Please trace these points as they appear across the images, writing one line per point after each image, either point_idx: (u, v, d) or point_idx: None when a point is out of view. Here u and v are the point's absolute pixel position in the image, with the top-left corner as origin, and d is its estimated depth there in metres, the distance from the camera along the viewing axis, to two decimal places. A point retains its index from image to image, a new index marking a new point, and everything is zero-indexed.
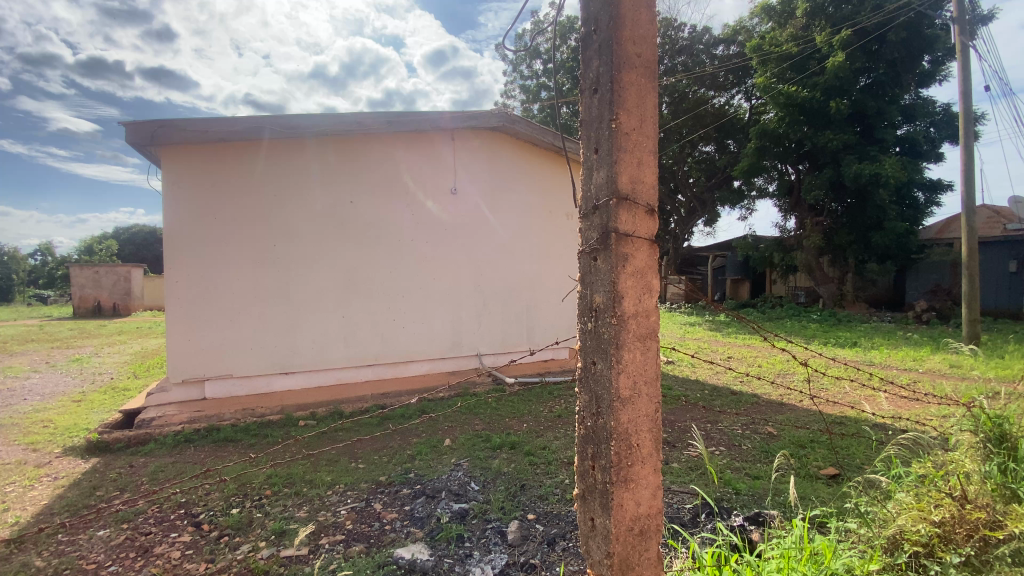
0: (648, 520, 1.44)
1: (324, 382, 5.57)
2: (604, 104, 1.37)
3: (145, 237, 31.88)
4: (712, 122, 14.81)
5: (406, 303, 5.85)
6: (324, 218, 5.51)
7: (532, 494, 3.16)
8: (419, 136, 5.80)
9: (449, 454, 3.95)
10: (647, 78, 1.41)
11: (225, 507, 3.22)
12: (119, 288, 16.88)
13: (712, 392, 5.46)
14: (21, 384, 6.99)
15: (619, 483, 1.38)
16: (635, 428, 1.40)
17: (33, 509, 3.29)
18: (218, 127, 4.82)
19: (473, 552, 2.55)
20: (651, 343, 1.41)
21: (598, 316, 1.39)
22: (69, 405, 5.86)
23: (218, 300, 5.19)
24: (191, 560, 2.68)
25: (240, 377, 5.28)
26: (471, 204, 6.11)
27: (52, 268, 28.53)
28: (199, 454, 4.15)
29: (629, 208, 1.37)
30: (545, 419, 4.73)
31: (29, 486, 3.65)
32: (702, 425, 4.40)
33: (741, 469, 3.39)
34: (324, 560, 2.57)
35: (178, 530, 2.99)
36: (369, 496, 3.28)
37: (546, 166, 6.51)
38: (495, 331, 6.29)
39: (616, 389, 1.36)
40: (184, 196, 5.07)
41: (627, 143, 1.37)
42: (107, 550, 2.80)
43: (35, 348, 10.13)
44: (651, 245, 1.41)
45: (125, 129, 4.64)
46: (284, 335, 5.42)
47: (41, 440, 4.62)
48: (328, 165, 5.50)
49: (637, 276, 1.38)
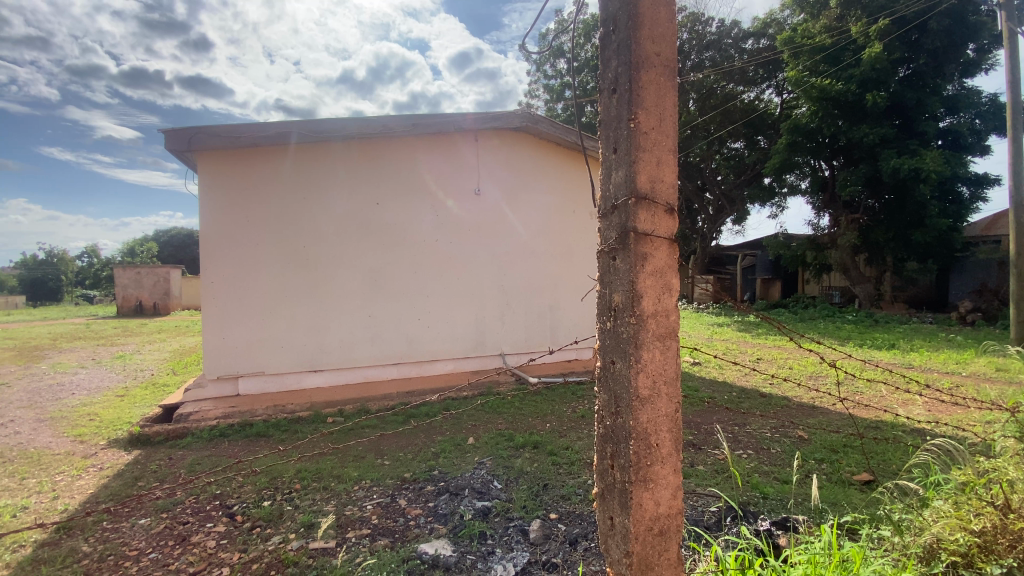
0: (668, 520, 1.43)
1: (352, 380, 5.69)
2: (623, 103, 1.38)
3: (184, 239, 33.24)
4: (741, 118, 14.45)
5: (430, 303, 5.93)
6: (349, 221, 5.63)
7: (555, 494, 3.17)
8: (442, 137, 5.87)
9: (473, 453, 3.99)
10: (667, 77, 1.40)
11: (258, 500, 3.34)
12: (159, 288, 17.57)
13: (740, 394, 5.35)
14: (69, 379, 7.41)
15: (639, 483, 1.38)
16: (656, 428, 1.39)
17: (78, 498, 3.47)
18: (249, 131, 4.97)
19: (496, 549, 2.58)
20: (672, 342, 1.41)
21: (617, 315, 1.39)
22: (113, 400, 6.17)
23: (250, 299, 5.37)
24: (225, 550, 2.79)
25: (272, 374, 5.45)
26: (494, 204, 6.14)
27: (98, 270, 30.19)
28: (233, 447, 4.31)
29: (648, 207, 1.37)
30: (568, 419, 4.73)
31: (76, 475, 3.87)
32: (729, 428, 4.32)
33: (769, 474, 3.32)
34: (351, 553, 2.64)
35: (214, 520, 3.12)
36: (394, 493, 3.35)
37: (569, 165, 6.49)
38: (519, 331, 6.31)
39: (635, 389, 1.36)
40: (218, 199, 5.25)
41: (646, 142, 1.37)
42: (148, 538, 2.94)
43: (82, 345, 10.72)
44: (671, 244, 1.40)
45: (165, 135, 4.85)
46: (313, 333, 5.56)
47: (86, 432, 4.88)
48: (354, 169, 5.62)
49: (657, 276, 1.37)
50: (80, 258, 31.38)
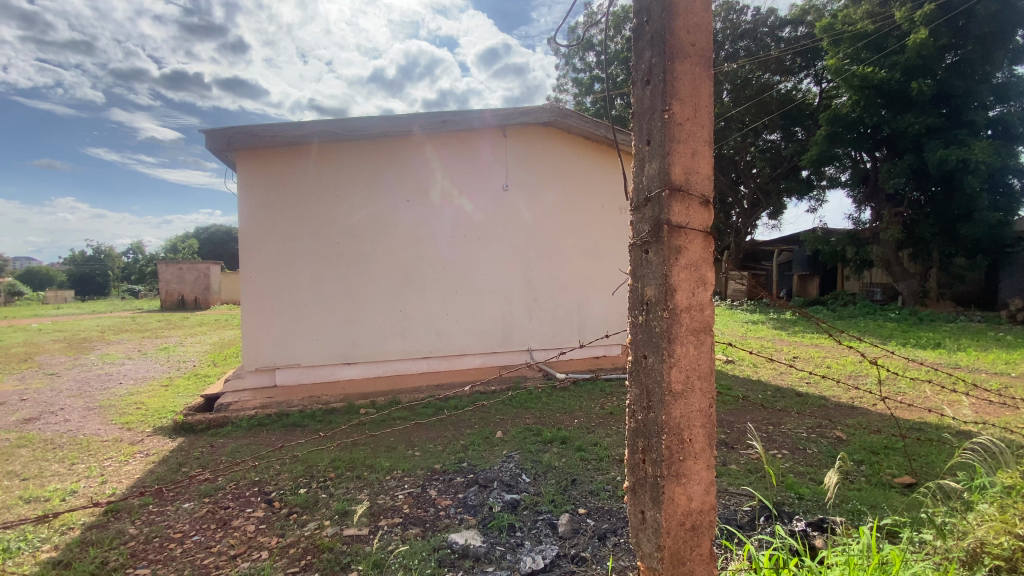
0: (700, 515, 1.41)
1: (383, 373, 5.82)
2: (657, 93, 1.36)
3: (223, 236, 34.43)
4: (778, 109, 13.98)
5: (459, 299, 6.00)
6: (380, 217, 5.73)
7: (584, 489, 3.17)
8: (470, 134, 5.90)
9: (501, 446, 4.03)
10: (702, 67, 1.38)
11: (294, 487, 3.46)
12: (200, 283, 18.27)
13: (775, 393, 5.23)
14: (117, 369, 7.80)
15: (671, 477, 1.37)
16: (688, 423, 1.38)
17: (126, 482, 3.67)
18: (286, 130, 5.10)
19: (525, 541, 2.60)
20: (707, 336, 1.39)
21: (649, 309, 1.38)
22: (157, 389, 6.48)
23: (286, 294, 5.53)
24: (264, 534, 2.91)
25: (307, 366, 5.62)
26: (522, 200, 6.14)
27: (143, 265, 31.64)
28: (270, 437, 4.47)
29: (682, 199, 1.35)
30: (597, 415, 4.71)
31: (125, 460, 4.09)
32: (763, 427, 4.22)
33: (804, 474, 3.23)
34: (383, 541, 2.71)
35: (253, 505, 3.26)
36: (424, 483, 3.42)
37: (598, 159, 6.43)
38: (546, 326, 6.32)
39: (668, 383, 1.35)
40: (255, 196, 5.42)
41: (681, 133, 1.35)
42: (191, 521, 3.09)
43: (129, 337, 11.25)
44: (706, 236, 1.38)
45: (206, 136, 5.02)
46: (346, 327, 5.71)
47: (134, 420, 5.14)
48: (385, 166, 5.71)
49: (691, 269, 1.35)
50: (125, 254, 32.99)
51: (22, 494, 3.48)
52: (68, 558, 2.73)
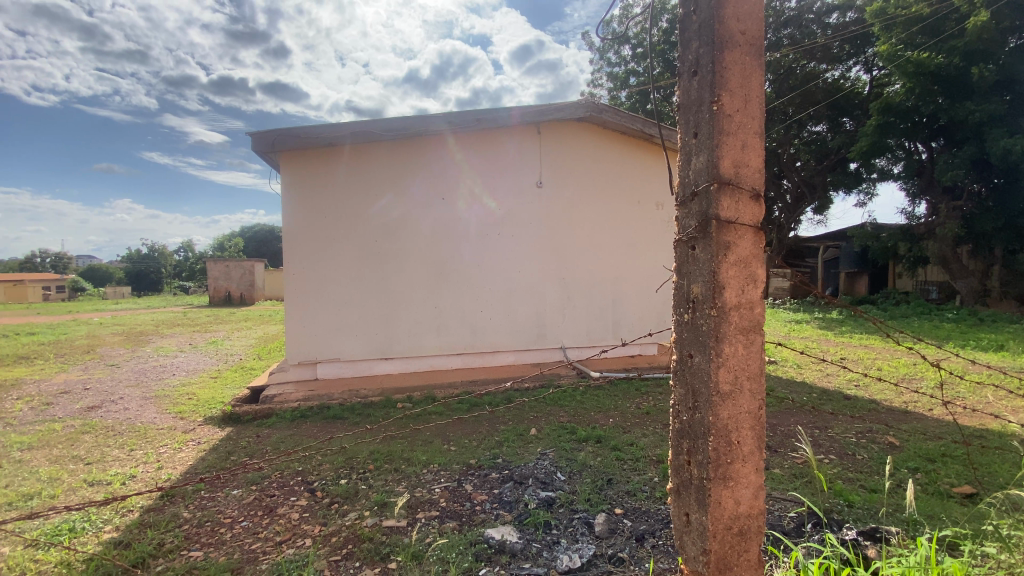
0: (748, 520, 1.37)
1: (419, 368, 5.93)
2: (705, 85, 1.32)
3: (266, 235, 35.72)
4: (824, 99, 13.42)
5: (492, 296, 6.03)
6: (416, 215, 5.82)
7: (620, 489, 3.13)
8: (504, 130, 5.90)
9: (535, 444, 4.02)
10: (753, 56, 1.33)
11: (335, 477, 3.57)
12: (245, 280, 19.01)
13: (820, 396, 5.01)
14: (171, 362, 8.22)
15: (718, 480, 1.33)
16: (737, 425, 1.34)
17: (180, 468, 3.87)
18: (327, 131, 5.23)
19: (561, 539, 2.59)
20: (756, 336, 1.34)
21: (696, 307, 1.34)
22: (207, 381, 6.80)
23: (327, 290, 5.69)
24: (308, 522, 3.01)
25: (346, 360, 5.78)
26: (557, 197, 6.11)
27: (193, 263, 33.18)
28: (312, 428, 4.62)
29: (732, 193, 1.31)
30: (632, 415, 4.65)
31: (178, 448, 4.32)
32: (809, 430, 4.06)
33: (854, 481, 3.08)
34: (421, 533, 2.76)
35: (297, 494, 3.38)
36: (460, 477, 3.46)
37: (634, 154, 6.33)
38: (581, 324, 6.27)
39: (715, 384, 1.31)
40: (298, 195, 5.59)
41: (731, 125, 1.31)
42: (240, 507, 3.23)
43: (180, 331, 11.81)
44: (757, 232, 1.33)
45: (252, 138, 5.19)
46: (383, 323, 5.83)
47: (186, 410, 5.42)
48: (420, 165, 5.79)
49: (740, 266, 1.31)
50: (177, 253, 34.73)
51: (87, 477, 3.72)
52: (128, 539, 2.90)
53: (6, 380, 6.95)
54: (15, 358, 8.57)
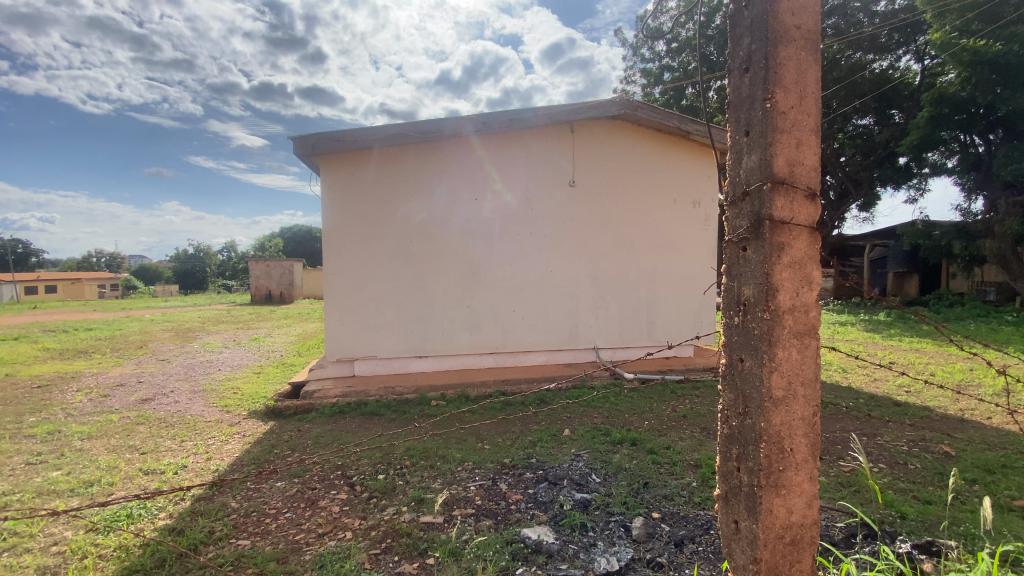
0: (802, 530, 1.33)
1: (452, 367, 6.01)
2: (758, 82, 1.28)
3: (304, 236, 36.84)
4: (871, 90, 12.74)
5: (525, 296, 6.04)
6: (450, 215, 5.88)
7: (657, 493, 3.09)
8: (537, 129, 5.89)
9: (569, 444, 4.01)
10: (809, 50, 1.29)
11: (373, 472, 3.65)
12: (285, 279, 19.66)
13: (868, 402, 4.78)
14: (217, 357, 8.58)
15: (770, 488, 1.30)
16: (790, 431, 1.30)
17: (227, 460, 4.04)
18: (365, 133, 5.35)
19: (598, 542, 2.58)
20: (811, 340, 1.30)
21: (747, 310, 1.31)
22: (250, 376, 7.07)
23: (364, 290, 5.82)
24: (348, 515, 3.09)
25: (382, 358, 5.90)
26: (590, 195, 6.06)
27: (235, 262, 34.58)
28: (350, 424, 4.74)
29: (786, 192, 1.27)
30: (668, 418, 4.57)
31: (225, 440, 4.51)
32: (857, 436, 3.90)
33: (907, 492, 2.94)
34: (458, 530, 2.80)
35: (337, 488, 3.47)
36: (495, 476, 3.48)
37: (670, 152, 6.22)
38: (614, 324, 6.22)
39: (768, 389, 1.27)
40: (336, 197, 5.72)
41: (785, 122, 1.27)
42: (284, 499, 3.35)
43: (224, 328, 12.32)
44: (812, 233, 1.29)
45: (294, 142, 5.35)
46: (418, 322, 5.92)
47: (231, 404, 5.65)
48: (454, 165, 5.84)
49: (795, 267, 1.27)
50: (221, 253, 36.24)
51: (143, 466, 3.94)
52: (181, 526, 3.04)
53: (68, 372, 7.41)
54: (76, 352, 9.13)
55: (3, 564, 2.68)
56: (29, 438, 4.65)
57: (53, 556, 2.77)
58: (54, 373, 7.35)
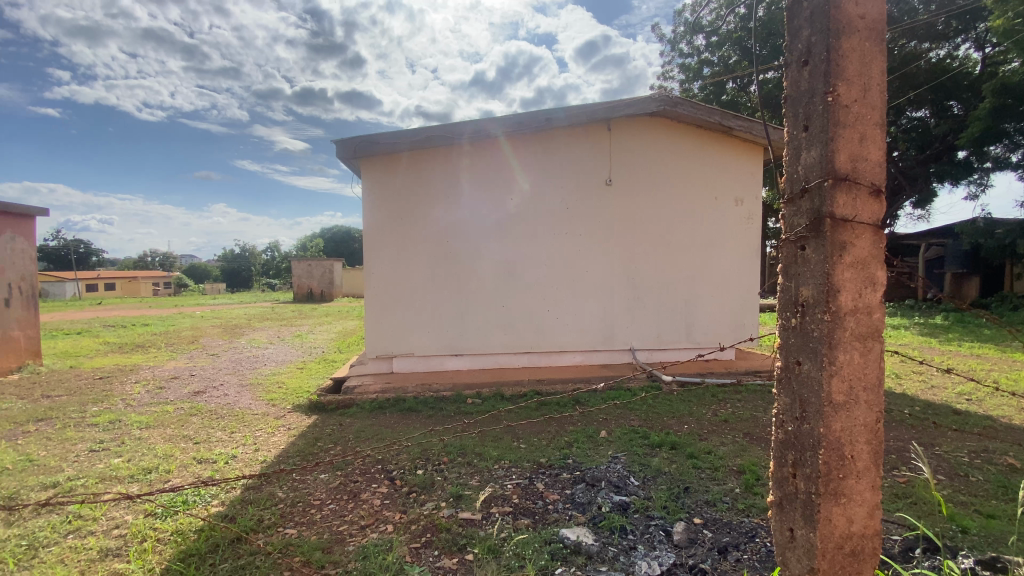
0: (862, 540, 1.29)
1: (487, 365, 6.05)
2: (818, 75, 1.24)
3: (343, 236, 37.88)
4: (927, 82, 12.05)
5: (559, 295, 6.01)
6: (485, 215, 5.92)
7: (698, 498, 3.02)
8: (574, 129, 5.86)
9: (606, 446, 3.98)
10: (873, 42, 1.24)
11: (412, 467, 3.72)
12: (325, 278, 20.26)
13: (924, 409, 4.52)
14: (263, 353, 8.93)
15: (828, 496, 1.26)
16: (851, 438, 1.26)
17: (274, 451, 4.20)
18: (404, 135, 5.44)
19: (638, 545, 2.54)
20: (875, 342, 1.25)
21: (806, 312, 1.27)
22: (294, 371, 7.32)
23: (401, 288, 5.93)
24: (389, 508, 3.17)
25: (419, 355, 6.01)
26: (627, 194, 5.99)
27: (279, 262, 35.92)
28: (389, 419, 4.85)
29: (849, 189, 1.22)
30: (709, 422, 4.46)
31: (271, 432, 4.70)
32: (912, 446, 3.69)
33: (969, 506, 2.76)
34: (497, 527, 2.82)
35: (378, 481, 3.56)
36: (531, 475, 3.48)
37: (711, 148, 6.07)
38: (651, 325, 6.12)
39: (828, 394, 1.23)
40: (376, 198, 5.85)
41: (847, 116, 1.23)
42: (327, 491, 3.46)
43: (269, 325, 12.81)
44: (877, 231, 1.24)
45: (337, 145, 5.51)
46: (454, 321, 5.99)
47: (277, 398, 5.87)
48: (490, 165, 5.88)
49: (858, 267, 1.22)
50: (265, 253, 37.71)
51: (196, 455, 4.15)
52: (233, 513, 3.19)
53: (127, 365, 7.88)
54: (134, 346, 9.68)
55: (70, 545, 2.87)
56: (94, 426, 4.96)
57: (114, 538, 2.94)
58: (114, 365, 7.83)
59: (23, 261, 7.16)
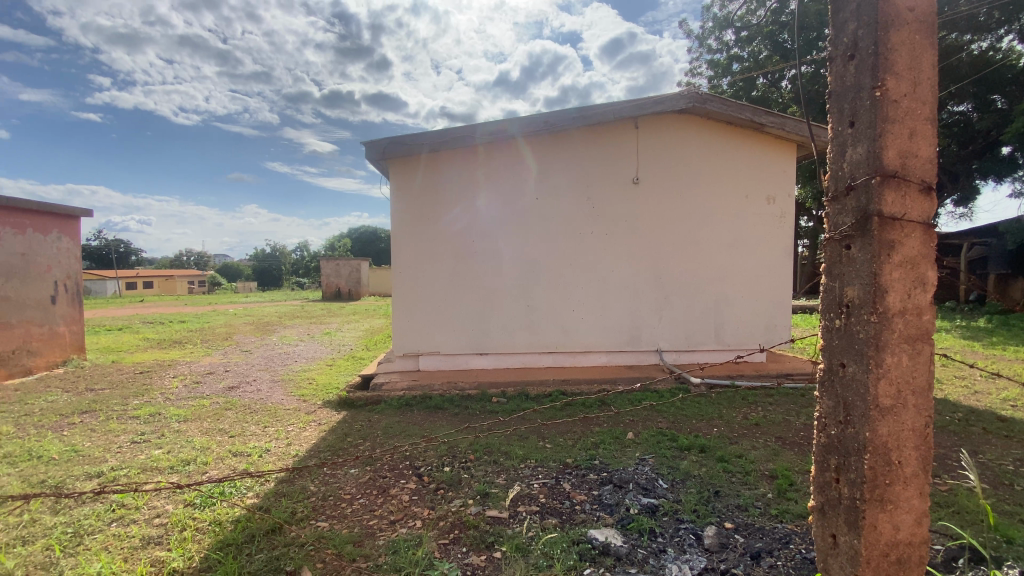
0: (908, 548, 1.26)
1: (512, 364, 6.07)
2: (866, 69, 1.22)
3: (370, 236, 38.52)
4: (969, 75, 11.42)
5: (585, 295, 5.98)
6: (511, 215, 5.94)
7: (728, 502, 2.97)
8: (601, 127, 5.82)
9: (633, 448, 3.94)
10: (923, 34, 1.21)
11: (440, 464, 3.77)
12: (353, 277, 20.63)
13: (967, 416, 4.33)
14: (293, 350, 9.16)
15: (874, 502, 1.23)
16: (898, 443, 1.23)
17: (306, 446, 4.30)
18: (431, 136, 5.50)
19: (667, 548, 2.52)
20: (924, 345, 1.22)
21: (852, 313, 1.24)
22: (324, 368, 7.49)
23: (428, 288, 5.99)
24: (418, 504, 3.21)
25: (445, 354, 6.06)
26: (655, 192, 5.91)
27: (308, 262, 36.77)
28: (416, 416, 4.91)
29: (898, 187, 1.19)
30: (739, 425, 4.37)
31: (303, 427, 4.83)
32: (954, 453, 3.54)
33: (1016, 516, 2.63)
34: (524, 526, 2.83)
35: (406, 477, 3.61)
36: (558, 475, 3.48)
37: (742, 145, 5.94)
38: (679, 326, 6.03)
39: (874, 397, 1.21)
40: (403, 199, 5.93)
41: (897, 111, 1.20)
42: (357, 485, 3.53)
43: (299, 323, 13.12)
44: (927, 230, 1.21)
45: (367, 147, 5.60)
46: (479, 320, 6.03)
47: (308, 394, 6.02)
48: (516, 165, 5.89)
49: (907, 267, 1.19)
50: (295, 252, 38.67)
51: (232, 448, 4.28)
52: (267, 505, 3.29)
53: (166, 360, 8.20)
54: (172, 342, 10.06)
55: (114, 532, 3.00)
56: (135, 419, 5.18)
57: (156, 527, 3.06)
58: (154, 360, 8.16)
59: (69, 260, 7.50)
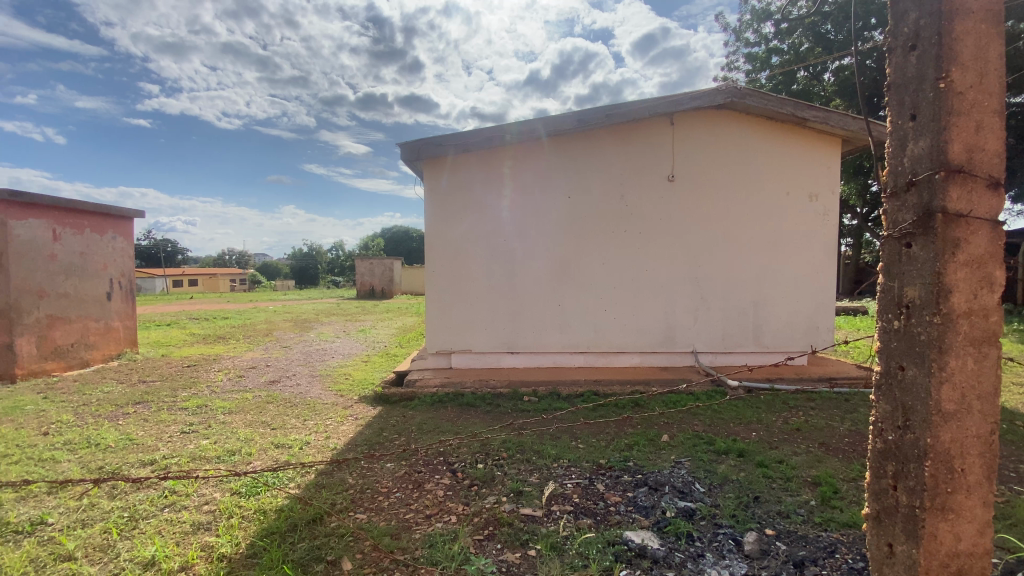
0: (970, 560, 1.21)
1: (543, 364, 6.07)
2: (928, 60, 1.18)
3: (402, 236, 39.18)
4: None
5: (618, 295, 5.93)
6: (543, 214, 5.93)
7: (769, 508, 2.89)
8: (635, 125, 5.75)
9: (668, 450, 3.89)
10: (991, 23, 1.17)
11: (473, 461, 3.81)
12: (386, 276, 21.02)
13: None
14: (330, 346, 9.41)
15: (935, 511, 1.19)
16: (961, 450, 1.18)
17: (344, 440, 4.42)
18: (465, 136, 5.54)
19: (706, 553, 2.47)
20: (990, 348, 1.17)
21: (912, 314, 1.20)
22: (359, 364, 7.67)
23: (461, 286, 6.05)
24: (452, 500, 3.26)
25: (477, 352, 6.11)
26: (691, 190, 5.80)
27: (343, 261, 37.73)
28: (449, 413, 4.98)
29: (964, 182, 1.15)
30: (779, 430, 4.25)
31: (340, 421, 4.96)
32: (1013, 464, 3.34)
33: None
34: (558, 526, 2.83)
35: (440, 473, 3.67)
36: (592, 475, 3.46)
37: (783, 140, 5.76)
38: (715, 327, 5.90)
39: (936, 402, 1.17)
40: (437, 198, 5.99)
41: (962, 104, 1.16)
42: (393, 479, 3.61)
43: (335, 320, 13.47)
44: (994, 228, 1.16)
45: (402, 148, 5.69)
46: (511, 319, 6.05)
47: (344, 389, 6.18)
48: (548, 164, 5.87)
49: (973, 267, 1.15)
50: (331, 251, 39.73)
51: (274, 440, 4.44)
52: (308, 496, 3.40)
53: (211, 355, 8.56)
54: (217, 338, 10.50)
55: (167, 517, 3.16)
56: (184, 410, 5.44)
57: (205, 513, 3.21)
58: (200, 355, 8.54)
59: (123, 259, 7.94)
